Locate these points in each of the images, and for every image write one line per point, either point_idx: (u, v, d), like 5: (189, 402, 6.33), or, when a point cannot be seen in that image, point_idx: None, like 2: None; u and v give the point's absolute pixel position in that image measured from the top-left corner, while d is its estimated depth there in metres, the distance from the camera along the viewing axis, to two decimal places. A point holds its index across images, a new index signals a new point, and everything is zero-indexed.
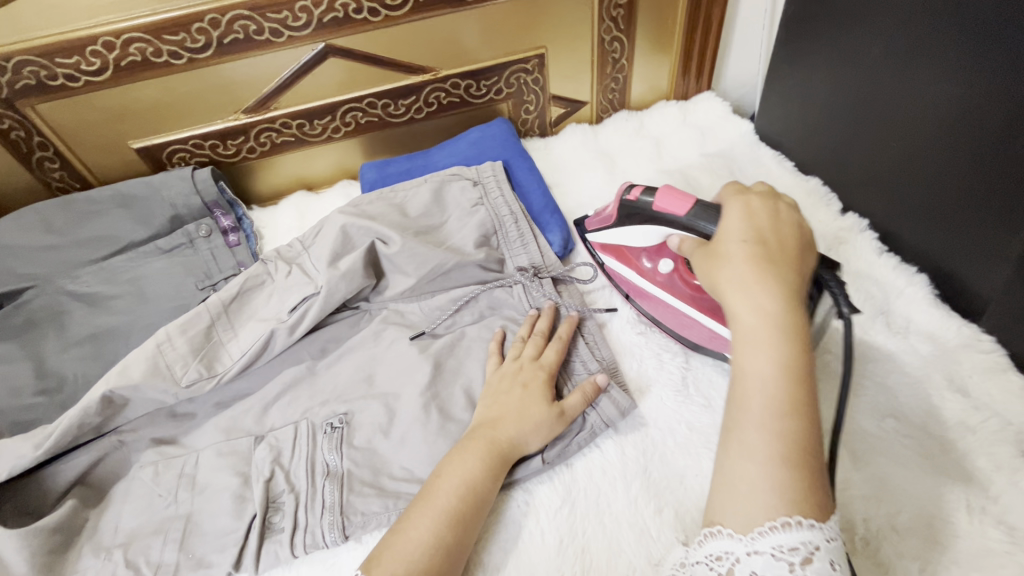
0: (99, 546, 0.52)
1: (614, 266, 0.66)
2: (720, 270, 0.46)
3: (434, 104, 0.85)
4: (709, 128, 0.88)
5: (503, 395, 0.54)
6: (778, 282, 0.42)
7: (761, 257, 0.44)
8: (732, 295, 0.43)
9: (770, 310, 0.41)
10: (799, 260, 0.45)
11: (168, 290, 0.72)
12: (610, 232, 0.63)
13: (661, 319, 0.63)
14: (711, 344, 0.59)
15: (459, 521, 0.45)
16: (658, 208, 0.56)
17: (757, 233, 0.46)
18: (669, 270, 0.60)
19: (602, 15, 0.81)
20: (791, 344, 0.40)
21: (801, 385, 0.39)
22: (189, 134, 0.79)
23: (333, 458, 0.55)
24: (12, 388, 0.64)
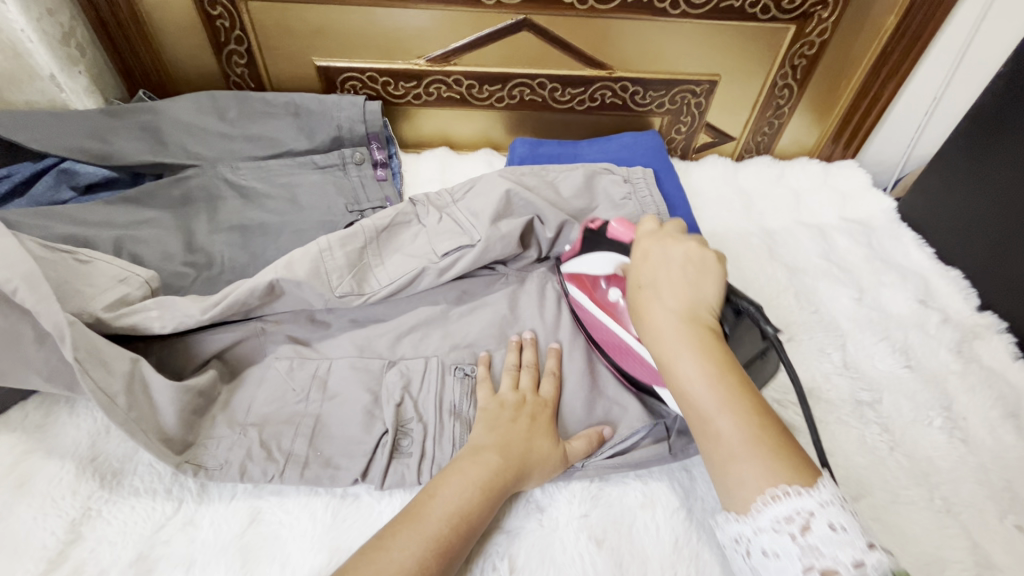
0: (232, 421, 0.54)
1: (577, 299, 0.61)
2: (636, 314, 0.49)
3: (597, 100, 0.88)
4: (850, 195, 0.88)
5: (504, 425, 0.52)
6: (674, 301, 0.47)
7: (649, 294, 0.49)
8: (648, 334, 0.47)
9: (670, 330, 0.45)
10: (694, 270, 0.49)
11: (320, 204, 0.75)
12: (574, 260, 0.61)
13: (614, 353, 0.57)
14: (650, 381, 0.53)
15: (447, 551, 0.43)
16: (612, 234, 0.57)
17: (653, 276, 0.50)
18: (619, 298, 0.56)
19: (784, 60, 0.83)
20: (702, 354, 0.43)
21: (730, 381, 0.42)
22: (370, 66, 0.82)
23: (461, 402, 0.56)
24: (165, 254, 0.67)
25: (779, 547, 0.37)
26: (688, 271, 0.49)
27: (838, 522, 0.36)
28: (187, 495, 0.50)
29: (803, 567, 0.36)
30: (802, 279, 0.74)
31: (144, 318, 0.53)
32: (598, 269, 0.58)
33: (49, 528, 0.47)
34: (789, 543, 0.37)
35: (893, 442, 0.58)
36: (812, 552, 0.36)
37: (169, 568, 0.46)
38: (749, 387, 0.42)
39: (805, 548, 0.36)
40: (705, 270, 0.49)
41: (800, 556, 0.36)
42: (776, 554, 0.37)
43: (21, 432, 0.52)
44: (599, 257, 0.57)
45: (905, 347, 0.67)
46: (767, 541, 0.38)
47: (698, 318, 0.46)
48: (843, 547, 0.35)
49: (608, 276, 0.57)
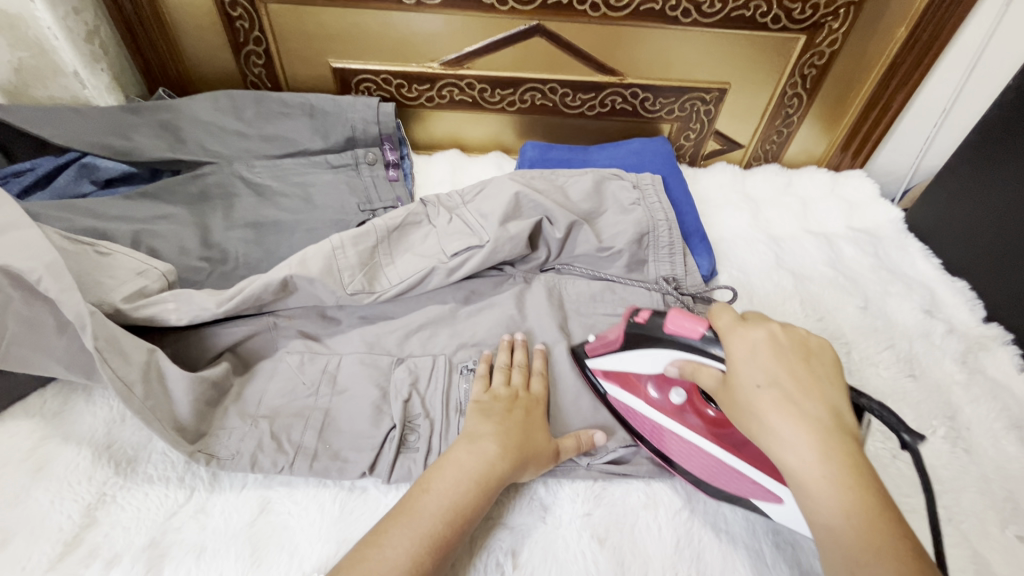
0: (244, 412, 0.55)
1: (620, 400, 0.56)
2: (752, 418, 0.41)
3: (607, 106, 0.89)
4: (858, 205, 0.88)
5: (499, 420, 0.52)
6: (804, 406, 0.39)
7: (777, 398, 0.40)
8: (769, 446, 0.40)
9: (806, 443, 0.38)
10: (814, 369, 0.41)
11: (333, 203, 0.77)
12: (611, 358, 0.55)
13: (684, 461, 0.53)
14: (737, 489, 0.50)
15: (440, 546, 0.44)
16: (669, 329, 0.49)
17: (773, 373, 0.41)
18: (682, 400, 0.54)
19: (794, 70, 0.83)
20: (844, 479, 0.37)
21: (884, 520, 0.35)
22: (384, 69, 0.84)
23: (467, 400, 0.57)
24: (181, 248, 0.69)
25: None
26: (805, 365, 0.42)
27: None
28: (199, 483, 0.51)
29: None
30: (808, 287, 0.75)
31: (160, 310, 0.55)
32: (643, 368, 0.53)
33: (66, 512, 0.48)
34: None
35: (895, 450, 0.58)
36: None
37: (181, 554, 0.47)
38: (907, 529, 0.35)
39: None
40: (828, 367, 0.42)
41: None
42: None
43: (40, 418, 0.54)
44: (650, 356, 0.51)
45: (909, 356, 0.67)
46: None
47: (837, 426, 0.39)
48: None
49: (659, 376, 0.54)
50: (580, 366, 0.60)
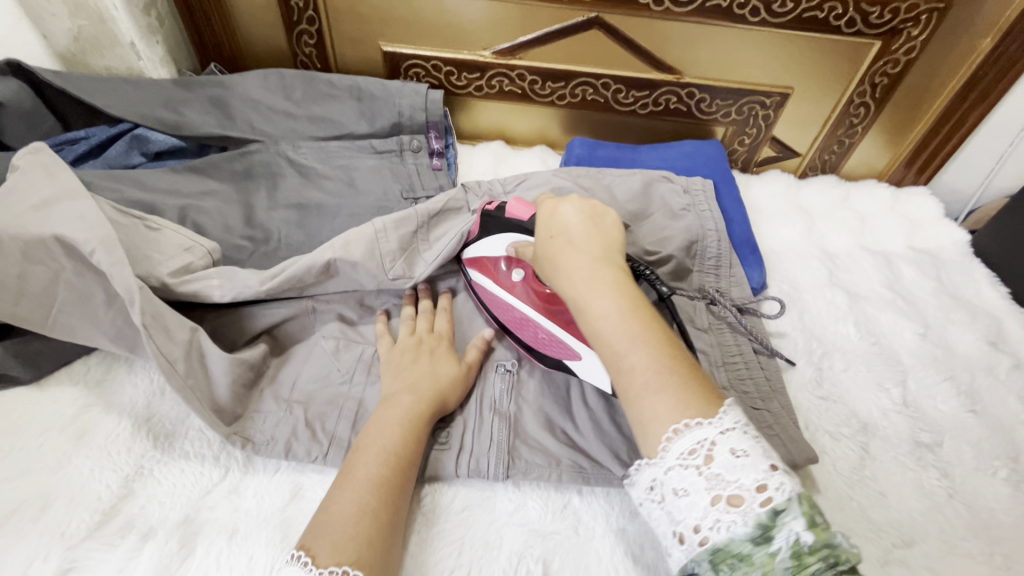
0: (279, 396, 0.55)
1: (480, 284, 0.62)
2: (547, 263, 0.48)
3: (661, 105, 0.86)
4: (920, 224, 0.84)
5: (410, 365, 0.55)
6: (586, 247, 0.47)
7: (564, 247, 0.48)
8: (558, 281, 0.47)
9: (592, 274, 0.45)
10: (601, 222, 0.50)
11: (376, 188, 0.76)
12: (473, 246, 0.62)
13: (520, 335, 0.58)
14: (558, 352, 0.55)
15: (387, 486, 0.45)
16: (509, 213, 0.59)
17: (564, 228, 0.49)
18: (521, 278, 0.58)
19: (864, 77, 0.79)
20: (615, 293, 0.44)
21: (636, 321, 0.42)
22: (435, 55, 0.83)
23: (503, 400, 0.56)
24: (225, 225, 0.69)
25: (687, 484, 0.37)
26: (592, 221, 0.50)
27: (739, 448, 0.37)
28: (233, 464, 0.51)
29: (712, 497, 0.36)
30: (863, 307, 0.71)
31: (205, 287, 0.55)
32: (496, 250, 0.59)
33: (104, 481, 0.48)
34: (697, 476, 0.37)
35: (953, 490, 0.55)
36: (716, 481, 0.36)
37: (212, 533, 0.47)
38: (659, 325, 0.43)
39: (710, 477, 0.36)
40: (614, 225, 0.51)
41: (708, 487, 0.36)
42: (686, 492, 0.37)
43: (84, 386, 0.55)
44: (495, 239, 0.59)
45: (971, 390, 0.63)
46: (677, 479, 0.37)
47: (609, 262, 0.46)
48: (747, 471, 0.36)
49: (507, 258, 0.59)
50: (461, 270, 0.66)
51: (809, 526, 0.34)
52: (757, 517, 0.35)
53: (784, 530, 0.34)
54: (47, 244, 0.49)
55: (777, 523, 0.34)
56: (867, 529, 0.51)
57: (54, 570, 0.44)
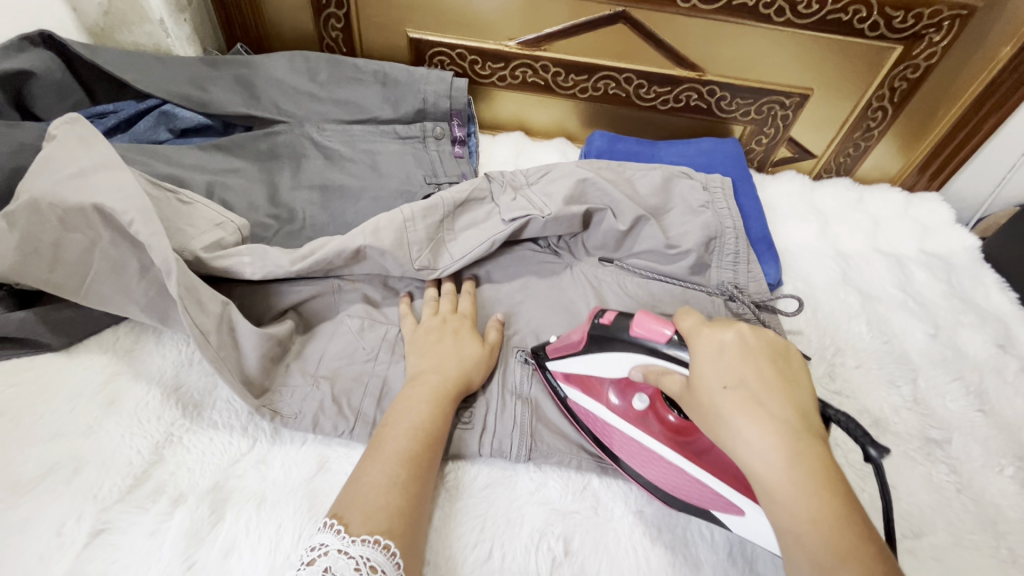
0: (305, 371, 0.56)
1: (580, 404, 0.54)
2: (719, 422, 0.39)
3: (681, 102, 0.87)
4: (932, 228, 0.85)
5: (436, 346, 0.56)
6: (775, 409, 0.37)
7: (743, 401, 0.38)
8: (730, 445, 0.38)
9: (787, 452, 0.36)
10: (783, 368, 0.40)
11: (400, 173, 0.76)
12: (573, 361, 0.53)
13: (648, 475, 0.50)
14: (700, 500, 0.48)
15: (417, 460, 0.46)
16: (635, 333, 0.48)
17: (740, 376, 0.39)
18: (645, 405, 0.52)
19: (884, 81, 0.80)
20: (817, 485, 0.35)
21: (848, 525, 0.34)
22: (461, 43, 0.83)
23: (524, 383, 0.57)
24: (251, 203, 0.70)
25: None
26: (775, 366, 0.40)
27: None
28: (261, 435, 0.52)
29: None
30: (876, 307, 0.72)
31: (236, 262, 0.55)
32: (611, 371, 0.51)
33: (135, 446, 0.49)
34: None
35: (960, 485, 0.57)
36: None
37: (241, 501, 0.48)
38: (869, 527, 0.34)
39: None
40: (798, 374, 0.41)
41: None
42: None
43: (113, 354, 0.55)
44: (615, 359, 0.50)
45: (979, 390, 0.64)
46: None
47: (805, 429, 0.37)
48: None
49: (621, 380, 0.51)
50: (541, 376, 0.57)
51: None
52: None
53: None
54: (85, 212, 0.50)
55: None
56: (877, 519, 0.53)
57: (88, 530, 0.44)
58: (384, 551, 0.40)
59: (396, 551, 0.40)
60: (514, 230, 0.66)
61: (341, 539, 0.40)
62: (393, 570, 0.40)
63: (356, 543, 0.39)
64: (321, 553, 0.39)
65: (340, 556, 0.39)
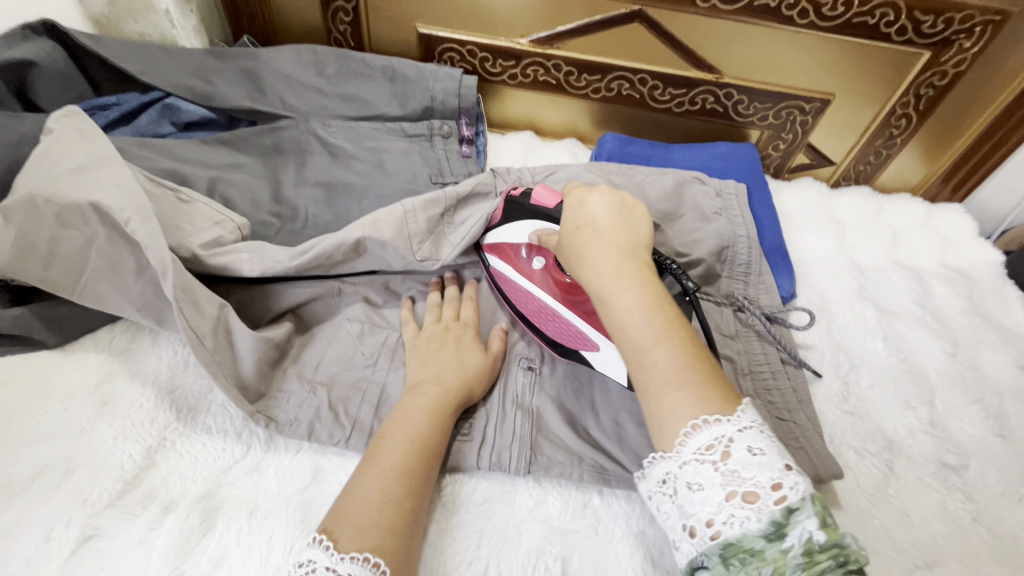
0: (302, 376, 0.54)
1: (496, 267, 0.60)
2: (572, 250, 0.47)
3: (697, 104, 0.84)
4: (953, 241, 0.82)
5: (437, 354, 0.54)
6: (614, 240, 0.45)
7: (591, 236, 0.46)
8: (580, 270, 0.45)
9: (622, 267, 0.43)
10: (630, 215, 0.48)
11: (405, 172, 0.75)
12: (492, 230, 0.59)
13: (539, 322, 0.57)
14: (570, 342, 0.55)
15: (412, 474, 0.44)
16: (534, 200, 0.54)
17: (592, 218, 0.47)
18: (541, 266, 0.56)
19: (909, 87, 0.77)
20: (643, 290, 0.42)
21: (662, 316, 0.41)
22: (471, 40, 0.81)
23: (525, 394, 0.56)
24: (253, 200, 0.68)
25: (701, 479, 0.36)
26: (621, 212, 0.48)
27: (756, 446, 0.36)
28: (255, 442, 0.51)
29: (725, 493, 0.35)
30: (892, 323, 0.70)
31: (235, 262, 0.54)
32: (518, 237, 0.57)
33: (127, 450, 0.48)
34: (711, 471, 0.36)
35: (977, 514, 0.54)
36: (732, 478, 0.35)
37: (233, 510, 0.47)
38: (681, 322, 0.42)
39: (726, 474, 0.35)
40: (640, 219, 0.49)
41: (722, 483, 0.35)
42: (700, 485, 0.36)
43: (109, 354, 0.55)
44: (519, 225, 0.56)
45: (999, 413, 0.62)
46: (692, 474, 0.36)
47: (637, 254, 0.45)
48: (763, 470, 0.35)
49: (529, 245, 0.57)
50: (479, 257, 0.64)
51: (821, 526, 0.33)
52: (772, 515, 0.34)
53: (797, 528, 0.33)
54: (81, 210, 0.49)
55: (788, 518, 0.34)
56: (888, 548, 0.51)
57: (77, 536, 0.44)
58: (373, 569, 0.38)
59: (387, 570, 0.39)
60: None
61: (329, 556, 0.38)
62: None
63: (344, 561, 0.38)
64: (309, 570, 0.38)
65: (327, 573, 0.38)
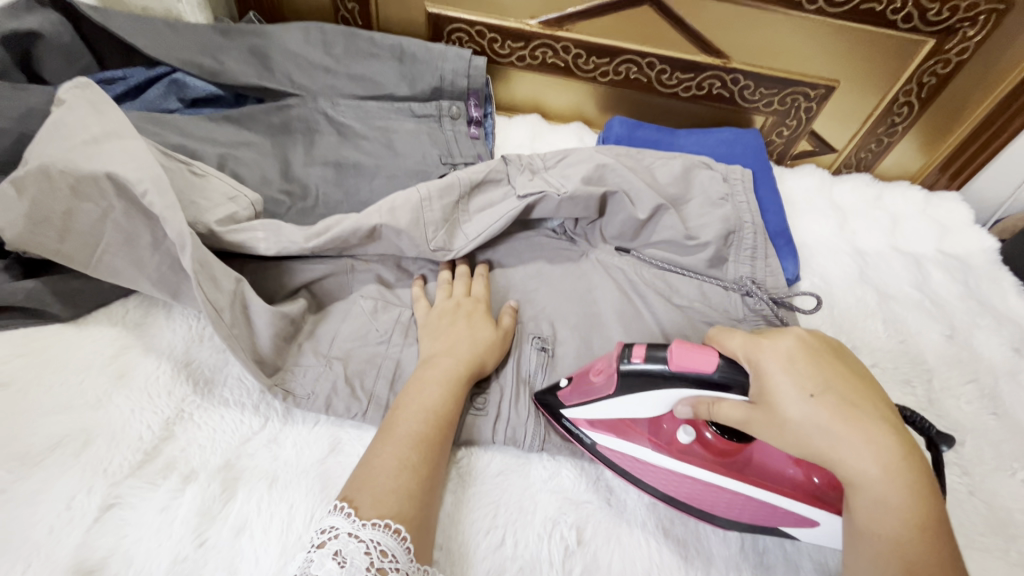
0: (317, 351, 0.55)
1: (612, 448, 0.50)
2: (820, 431, 0.39)
3: (704, 89, 0.85)
4: (950, 228, 0.84)
5: (451, 329, 0.55)
6: (866, 412, 0.40)
7: (837, 410, 0.39)
8: (833, 455, 0.39)
9: (886, 454, 0.38)
10: (847, 363, 0.43)
11: (415, 152, 0.75)
12: (602, 407, 0.49)
13: (706, 507, 0.48)
14: (765, 520, 0.47)
15: (429, 443, 0.45)
16: (678, 369, 0.44)
17: (823, 384, 0.40)
18: (689, 435, 0.49)
19: (913, 75, 0.78)
20: (914, 485, 0.38)
21: (936, 521, 0.38)
22: (480, 21, 0.81)
23: (537, 373, 0.57)
24: (263, 177, 0.68)
25: None
26: (844, 368, 0.43)
27: None
28: (272, 414, 0.52)
29: None
30: (892, 306, 0.71)
31: (250, 238, 0.54)
32: (644, 409, 0.48)
33: (146, 422, 0.48)
34: None
35: (970, 487, 0.56)
36: None
37: (253, 480, 0.47)
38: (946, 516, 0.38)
39: None
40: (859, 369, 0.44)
41: None
42: None
43: (123, 327, 0.55)
44: (655, 396, 0.47)
45: (994, 393, 0.64)
46: None
47: (893, 426, 0.40)
48: None
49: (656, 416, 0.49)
50: (563, 428, 0.53)
51: None
52: None
53: None
54: (97, 181, 0.49)
55: None
56: None
57: (99, 504, 0.44)
58: (394, 535, 0.39)
59: (407, 536, 0.40)
60: (527, 206, 0.65)
61: (351, 523, 0.39)
62: (404, 555, 0.39)
63: (366, 527, 0.39)
64: (331, 536, 0.39)
65: (349, 539, 0.38)
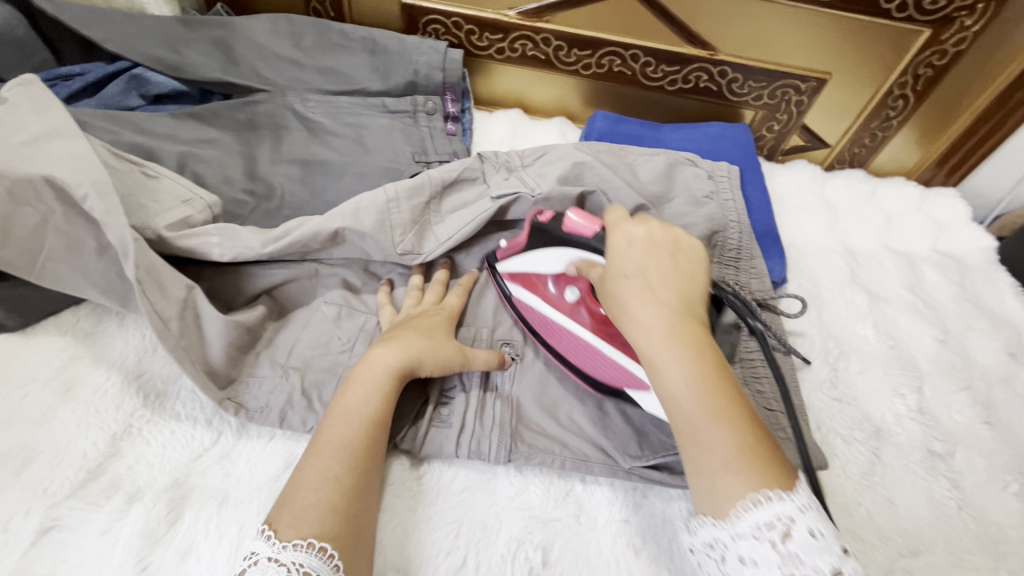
0: (275, 361, 0.52)
1: (521, 297, 0.58)
2: (619, 305, 0.43)
3: (690, 83, 0.81)
4: (946, 226, 0.81)
5: (399, 330, 0.52)
6: (666, 293, 0.41)
7: (642, 289, 0.42)
8: (629, 330, 0.42)
9: (671, 325, 0.40)
10: (679, 257, 0.45)
11: (386, 149, 0.72)
12: (517, 260, 0.56)
13: (574, 360, 0.53)
14: (617, 382, 0.51)
15: (361, 455, 0.43)
16: (567, 227, 0.50)
17: (640, 267, 0.43)
18: (574, 296, 0.54)
19: (908, 66, 0.75)
20: (693, 354, 0.39)
21: (718, 389, 0.38)
22: (456, 11, 0.78)
23: (504, 381, 0.54)
24: (226, 177, 0.65)
25: None
26: (671, 258, 0.44)
27: None
28: (226, 429, 0.49)
29: None
30: (883, 309, 0.69)
31: (203, 243, 0.52)
32: (548, 267, 0.54)
33: (91, 439, 0.46)
34: None
35: (960, 501, 0.54)
36: None
37: (202, 499, 0.45)
38: (738, 392, 0.38)
39: None
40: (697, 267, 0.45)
41: None
42: None
43: (73, 337, 0.52)
44: (551, 254, 0.52)
45: (987, 401, 0.61)
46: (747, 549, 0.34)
47: (691, 312, 0.41)
48: None
49: (558, 274, 0.54)
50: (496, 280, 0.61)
51: None
52: None
53: None
54: (34, 184, 0.46)
55: None
56: (872, 535, 0.51)
57: (37, 527, 0.42)
58: (320, 555, 0.37)
59: (334, 553, 0.38)
60: (501, 208, 0.62)
61: (271, 546, 0.38)
62: None
63: (287, 550, 0.37)
64: (252, 562, 0.37)
65: (269, 564, 0.37)
